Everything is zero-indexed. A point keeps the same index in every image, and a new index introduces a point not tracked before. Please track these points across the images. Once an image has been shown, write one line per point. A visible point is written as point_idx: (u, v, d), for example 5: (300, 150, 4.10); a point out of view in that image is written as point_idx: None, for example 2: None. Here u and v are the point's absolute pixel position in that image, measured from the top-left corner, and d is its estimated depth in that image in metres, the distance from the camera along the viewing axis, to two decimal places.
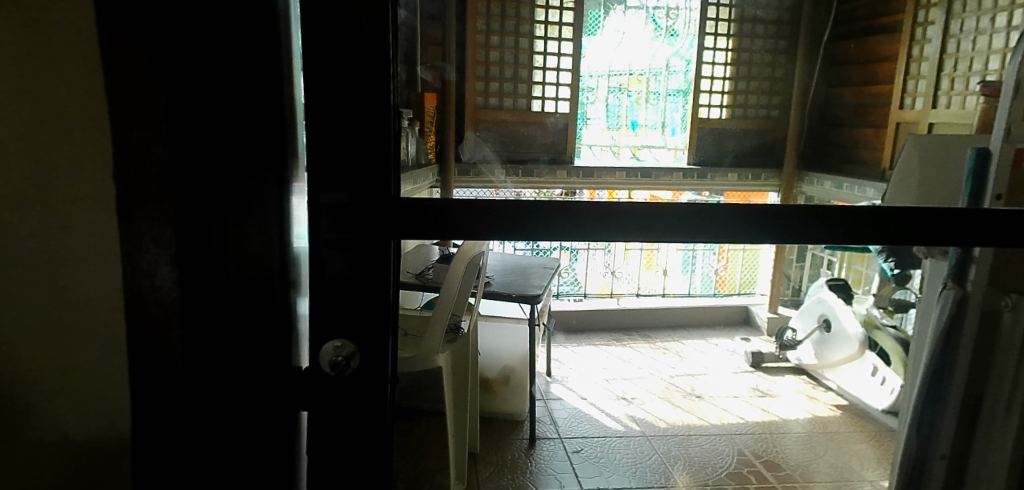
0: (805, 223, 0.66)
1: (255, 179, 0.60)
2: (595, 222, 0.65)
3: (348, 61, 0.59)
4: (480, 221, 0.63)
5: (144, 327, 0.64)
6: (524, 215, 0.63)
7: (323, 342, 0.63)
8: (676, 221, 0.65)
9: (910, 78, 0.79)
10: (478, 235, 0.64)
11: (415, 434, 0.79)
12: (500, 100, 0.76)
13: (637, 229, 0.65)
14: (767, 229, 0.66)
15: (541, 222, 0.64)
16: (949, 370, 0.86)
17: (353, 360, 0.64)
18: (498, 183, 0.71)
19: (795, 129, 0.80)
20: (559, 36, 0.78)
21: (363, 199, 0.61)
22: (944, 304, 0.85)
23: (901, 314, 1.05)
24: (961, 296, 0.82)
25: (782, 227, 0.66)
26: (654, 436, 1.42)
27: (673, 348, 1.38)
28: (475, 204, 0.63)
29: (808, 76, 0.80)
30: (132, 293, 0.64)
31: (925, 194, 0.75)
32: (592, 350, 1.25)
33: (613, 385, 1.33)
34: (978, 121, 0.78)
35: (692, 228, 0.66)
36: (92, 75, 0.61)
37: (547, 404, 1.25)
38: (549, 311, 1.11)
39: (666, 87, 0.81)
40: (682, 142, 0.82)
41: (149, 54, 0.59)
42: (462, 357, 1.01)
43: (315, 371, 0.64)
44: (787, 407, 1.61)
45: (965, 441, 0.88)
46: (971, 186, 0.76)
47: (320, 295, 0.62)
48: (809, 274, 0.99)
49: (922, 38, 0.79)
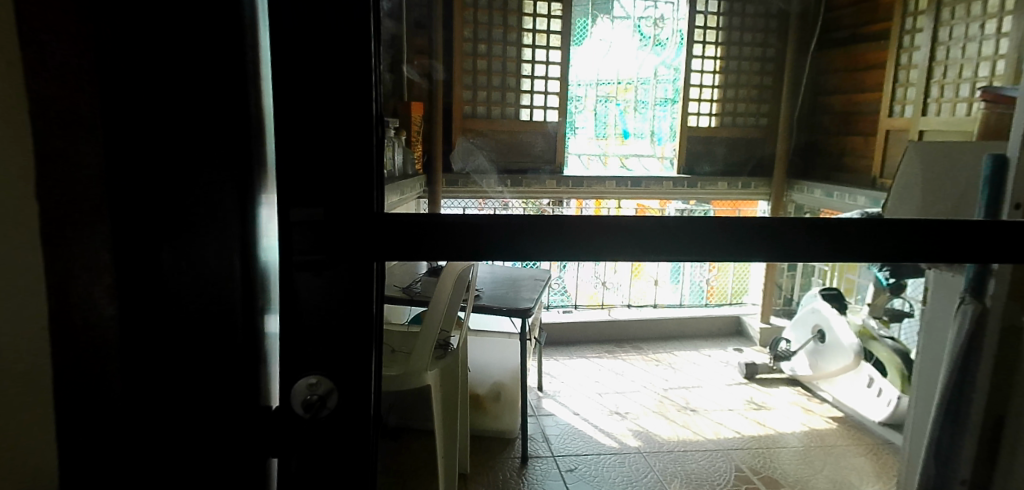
0: (801, 240, 0.65)
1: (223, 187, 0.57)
2: (587, 238, 0.63)
3: (325, 68, 0.56)
4: (484, 236, 0.61)
5: (104, 356, 0.60)
6: (518, 232, 0.62)
7: (295, 380, 0.60)
8: (668, 236, 0.64)
9: (899, 85, 0.79)
10: (478, 254, 0.62)
11: (403, 455, 0.76)
12: (489, 109, 0.74)
13: (629, 244, 0.64)
14: (762, 247, 0.65)
15: (537, 239, 0.62)
16: (968, 387, 0.84)
17: (330, 400, 0.61)
18: (491, 193, 0.69)
19: (783, 144, 0.80)
20: (548, 44, 0.77)
21: (340, 213, 0.58)
22: (963, 318, 0.82)
23: (895, 323, 1.04)
24: (981, 310, 0.79)
25: (778, 244, 0.65)
26: (648, 452, 1.35)
27: (664, 360, 1.61)
28: (470, 219, 0.61)
29: (800, 76, 0.80)
30: (83, 320, 0.58)
31: (927, 205, 0.72)
32: (583, 362, 1.56)
33: (606, 400, 1.48)
34: (979, 129, 0.77)
35: (684, 248, 0.65)
36: (20, 82, 0.53)
37: (538, 419, 1.33)
38: (540, 326, 1.19)
39: (654, 96, 0.81)
40: (670, 151, 0.82)
41: (103, 61, 0.56)
42: (452, 374, 0.99)
43: (290, 403, 0.60)
44: (782, 419, 1.55)
45: (987, 466, 0.84)
46: (987, 194, 0.73)
47: (304, 319, 0.60)
48: (801, 281, 0.93)
49: (910, 45, 0.79)
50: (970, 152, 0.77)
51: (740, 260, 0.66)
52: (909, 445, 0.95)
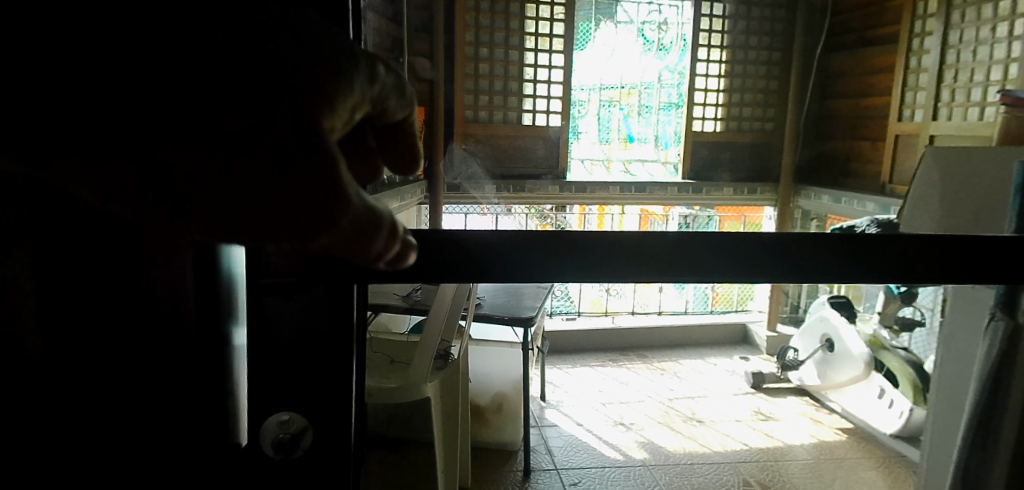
0: (840, 256, 0.54)
1: (197, 127, 0.27)
2: (601, 253, 0.52)
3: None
4: (484, 249, 0.51)
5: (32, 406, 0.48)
6: (522, 246, 0.51)
7: (264, 417, 0.49)
8: (702, 254, 0.53)
9: (908, 90, 0.81)
10: (486, 275, 0.53)
11: (401, 468, 0.74)
12: (489, 114, 0.73)
13: (641, 258, 0.52)
14: (786, 269, 0.55)
15: (544, 254, 0.51)
16: None
17: (303, 441, 0.50)
18: (485, 200, 0.66)
19: (790, 152, 0.79)
20: (550, 48, 0.75)
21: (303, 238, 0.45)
22: (994, 336, 0.71)
23: (906, 332, 1.01)
24: (1013, 329, 0.68)
25: (806, 262, 0.54)
26: (655, 466, 1.32)
27: (668, 368, 1.51)
28: (475, 232, 0.52)
29: (806, 70, 0.78)
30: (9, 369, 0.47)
31: (951, 209, 0.67)
32: (587, 372, 1.42)
33: (608, 411, 1.50)
34: (998, 134, 0.69)
35: (690, 262, 0.54)
36: None
37: (541, 429, 1.36)
38: (539, 333, 1.12)
39: (658, 100, 0.82)
40: (675, 156, 0.82)
41: None
42: (452, 382, 0.96)
43: (259, 442, 0.50)
44: (790, 430, 1.53)
45: None
46: (1018, 205, 0.64)
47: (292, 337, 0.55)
48: (809, 291, 0.81)
49: (919, 48, 0.80)
50: (994, 164, 0.68)
51: (770, 282, 0.56)
52: (931, 459, 0.89)
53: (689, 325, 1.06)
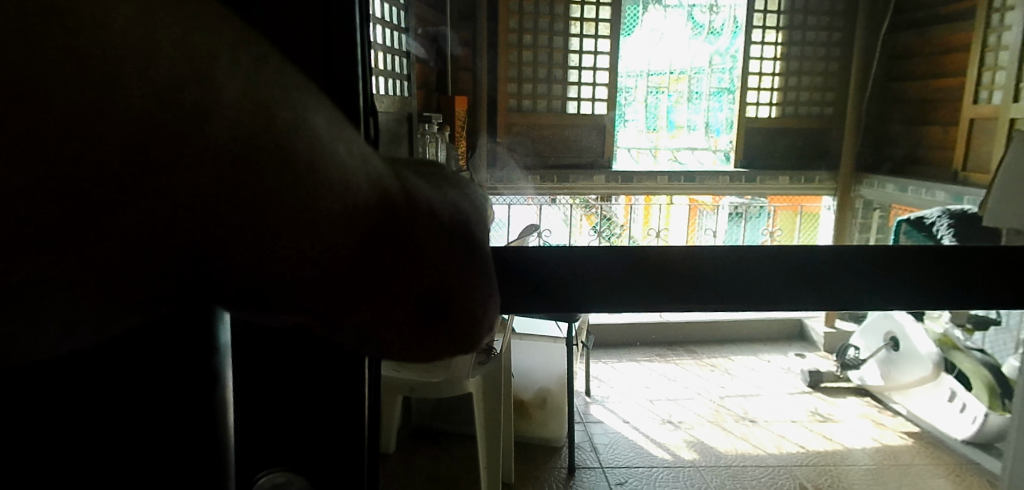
0: (915, 268, 0.52)
1: (280, 196, 0.29)
2: (631, 277, 0.49)
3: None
4: (543, 270, 0.48)
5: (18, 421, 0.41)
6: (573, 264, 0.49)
7: None
8: (745, 277, 0.51)
9: (986, 70, 0.75)
10: (541, 297, 0.49)
11: (411, 461, 0.71)
12: (534, 102, 0.71)
13: (680, 290, 0.50)
14: (862, 288, 0.51)
15: (567, 285, 0.49)
16: None
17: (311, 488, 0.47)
18: (525, 190, 0.69)
19: (851, 133, 0.75)
20: (596, 33, 0.72)
21: (255, 247, 0.30)
22: None
23: (979, 333, 0.93)
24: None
25: (880, 276, 0.51)
26: (704, 467, 1.37)
27: (721, 365, 1.20)
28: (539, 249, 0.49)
29: (872, 41, 0.73)
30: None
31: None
32: (635, 367, 1.08)
33: (657, 408, 1.28)
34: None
35: (756, 289, 0.52)
36: None
37: (587, 427, 1.26)
38: (589, 330, 0.94)
39: (707, 86, 0.77)
40: (727, 143, 0.78)
41: None
42: (494, 379, 0.90)
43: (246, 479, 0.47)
44: (849, 433, 1.40)
45: None
46: None
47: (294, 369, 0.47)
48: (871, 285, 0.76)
49: (999, 24, 0.72)
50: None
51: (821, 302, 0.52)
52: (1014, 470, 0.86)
53: (745, 324, 0.93)
